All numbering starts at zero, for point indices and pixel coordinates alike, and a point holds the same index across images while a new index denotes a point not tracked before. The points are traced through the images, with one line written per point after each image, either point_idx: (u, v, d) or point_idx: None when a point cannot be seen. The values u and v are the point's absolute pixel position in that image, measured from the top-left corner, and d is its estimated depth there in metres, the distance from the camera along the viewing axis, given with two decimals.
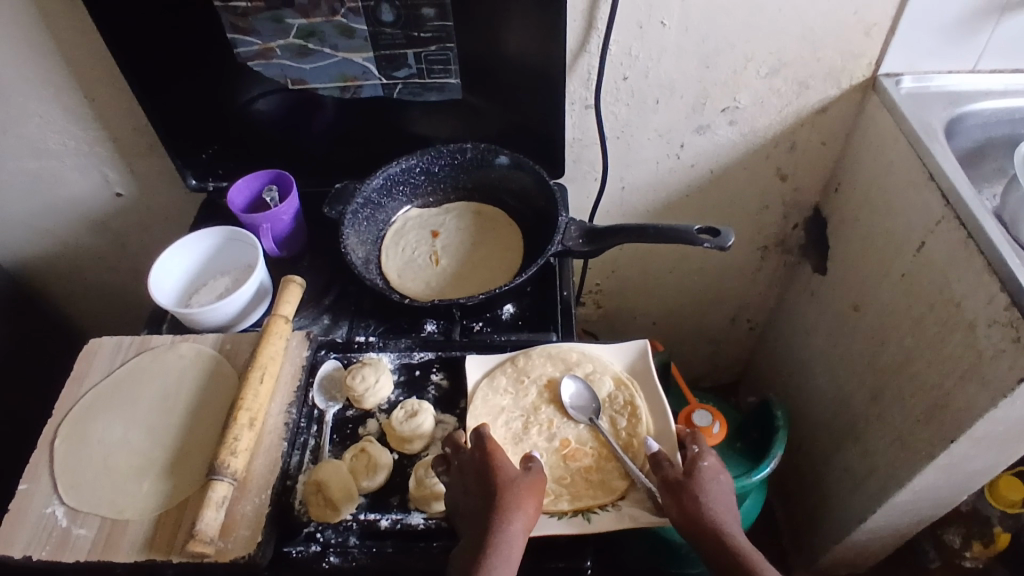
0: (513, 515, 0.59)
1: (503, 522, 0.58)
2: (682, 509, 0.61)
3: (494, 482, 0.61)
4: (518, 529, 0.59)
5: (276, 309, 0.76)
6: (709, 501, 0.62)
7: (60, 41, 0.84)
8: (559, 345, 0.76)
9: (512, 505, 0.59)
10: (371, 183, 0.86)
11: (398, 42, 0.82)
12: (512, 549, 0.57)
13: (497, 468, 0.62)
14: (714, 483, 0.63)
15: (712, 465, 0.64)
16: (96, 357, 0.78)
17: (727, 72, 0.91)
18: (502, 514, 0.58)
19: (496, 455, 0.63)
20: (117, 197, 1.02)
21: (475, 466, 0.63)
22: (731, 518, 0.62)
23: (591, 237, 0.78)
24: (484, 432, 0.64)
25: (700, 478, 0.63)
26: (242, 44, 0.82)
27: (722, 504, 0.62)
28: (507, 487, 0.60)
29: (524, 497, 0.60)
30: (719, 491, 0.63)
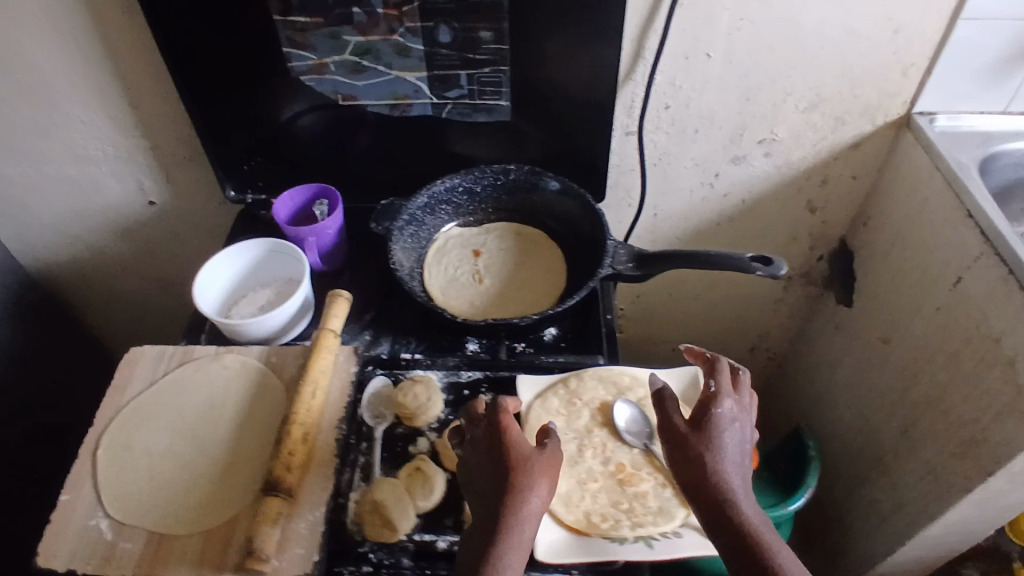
0: (528, 493, 0.58)
1: (516, 504, 0.57)
2: (689, 466, 0.60)
3: (507, 456, 0.60)
4: (537, 505, 0.58)
5: (325, 323, 0.77)
6: (716, 459, 0.60)
7: (113, 46, 0.84)
8: (609, 367, 0.76)
9: (529, 483, 0.59)
10: (416, 200, 0.86)
11: (453, 63, 0.82)
12: (527, 526, 0.58)
13: (510, 443, 0.61)
14: (728, 434, 0.61)
15: (726, 416, 0.62)
16: (138, 365, 0.76)
17: (767, 104, 0.93)
18: (518, 494, 0.58)
19: (508, 427, 0.61)
20: (150, 205, 1.02)
21: (487, 436, 0.62)
22: (741, 476, 0.60)
23: (640, 261, 0.78)
24: (502, 401, 0.63)
25: (711, 431, 0.61)
26: (297, 58, 0.82)
27: (731, 462, 0.60)
28: (523, 463, 0.59)
29: (542, 475, 0.60)
30: (732, 442, 0.61)
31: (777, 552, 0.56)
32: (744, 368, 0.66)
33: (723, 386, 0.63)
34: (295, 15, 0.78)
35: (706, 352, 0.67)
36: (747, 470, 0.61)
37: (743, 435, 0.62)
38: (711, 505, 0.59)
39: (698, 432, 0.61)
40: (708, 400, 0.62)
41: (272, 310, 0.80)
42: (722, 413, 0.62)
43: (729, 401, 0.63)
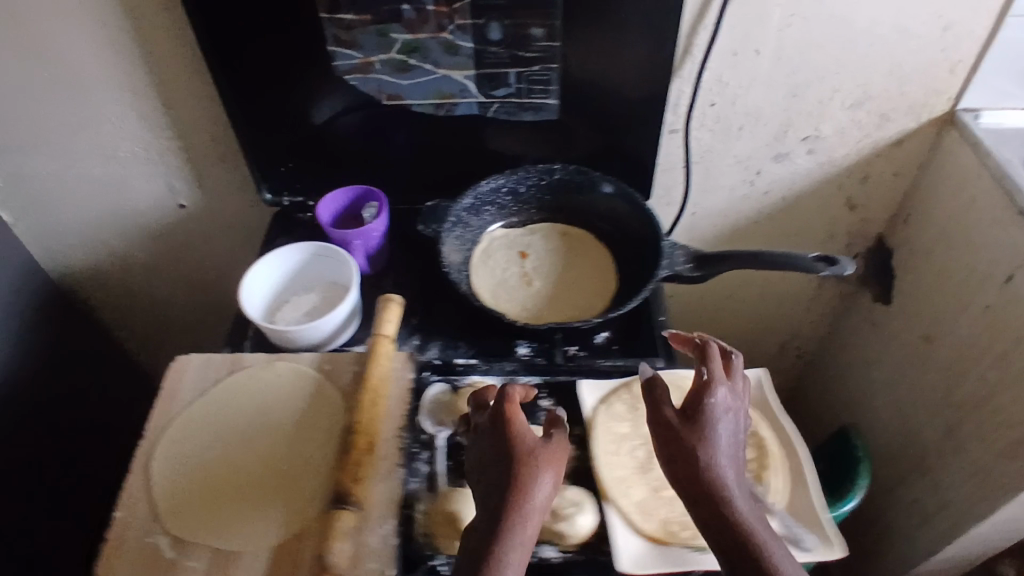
0: (532, 483, 0.57)
1: (520, 493, 0.56)
2: (681, 459, 0.58)
3: (510, 444, 0.59)
4: (541, 496, 0.58)
5: (378, 328, 0.75)
6: (709, 451, 0.58)
7: (149, 46, 0.81)
8: (672, 372, 0.76)
9: (532, 471, 0.58)
10: (463, 201, 0.85)
11: (502, 61, 0.80)
12: (530, 517, 0.56)
13: (514, 430, 0.60)
14: (721, 424, 0.60)
15: (721, 405, 0.60)
16: (186, 374, 0.74)
17: (813, 101, 0.92)
18: (522, 483, 0.57)
19: (511, 416, 0.61)
20: (180, 208, 0.99)
21: (490, 424, 0.61)
22: (734, 468, 0.58)
23: (700, 262, 0.77)
24: (507, 389, 0.63)
25: (703, 421, 0.59)
26: (342, 57, 0.80)
27: (723, 453, 0.58)
28: (525, 451, 0.59)
29: (546, 463, 0.59)
30: (724, 433, 0.60)
31: (770, 546, 0.54)
32: (736, 355, 0.65)
33: (717, 375, 0.62)
34: (343, 12, 0.76)
35: (695, 338, 0.66)
36: (741, 462, 0.60)
37: (735, 426, 0.61)
38: (704, 499, 0.57)
39: (690, 422, 0.60)
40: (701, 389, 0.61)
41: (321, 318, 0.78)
42: (716, 402, 0.60)
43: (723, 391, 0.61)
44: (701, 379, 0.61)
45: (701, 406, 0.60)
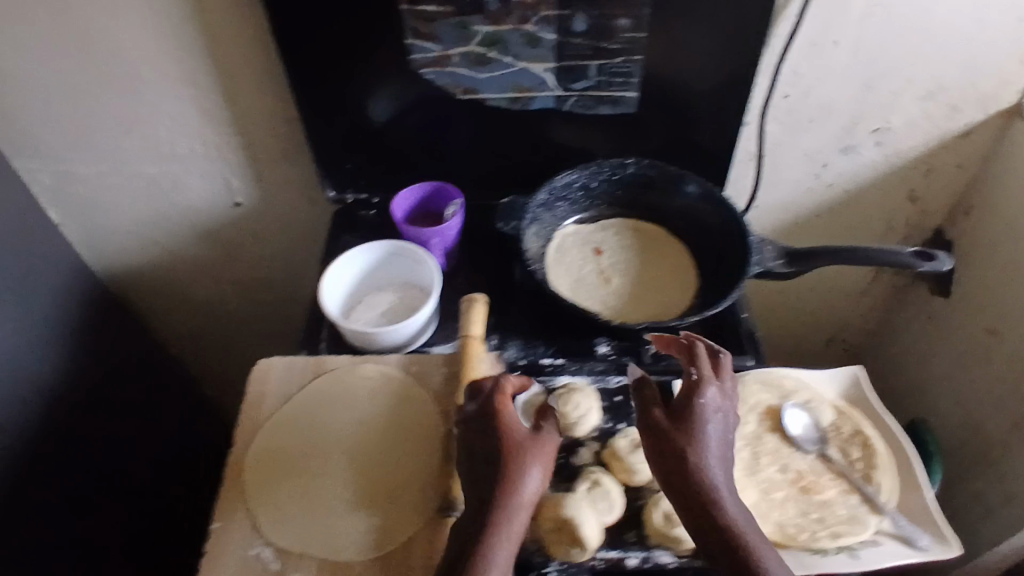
0: (521, 480, 0.56)
1: (508, 490, 0.56)
2: (669, 459, 0.57)
3: (501, 440, 0.58)
4: (529, 494, 0.57)
5: (465, 329, 0.73)
6: (699, 451, 0.57)
7: (214, 41, 0.78)
8: (770, 370, 0.75)
9: (521, 467, 0.57)
10: (539, 198, 0.83)
11: (584, 53, 0.77)
12: (519, 515, 0.55)
13: (504, 425, 0.59)
14: (713, 424, 0.58)
15: (712, 405, 0.59)
16: (270, 378, 0.73)
17: (886, 93, 0.90)
18: (511, 480, 0.56)
19: (502, 411, 0.60)
20: (236, 206, 0.96)
21: (479, 418, 0.60)
22: (725, 471, 0.57)
23: (790, 257, 0.76)
24: (499, 379, 0.61)
25: (693, 420, 0.58)
26: (419, 50, 0.76)
27: (714, 454, 0.57)
28: (515, 447, 0.58)
29: (535, 458, 0.58)
30: (715, 433, 0.58)
31: (763, 554, 0.52)
32: (724, 352, 0.64)
33: (705, 373, 0.60)
34: (424, 3, 0.72)
35: (682, 336, 0.64)
36: (731, 463, 0.58)
37: (727, 425, 0.59)
38: (694, 502, 0.55)
39: (677, 422, 0.58)
40: (691, 388, 0.60)
41: (401, 321, 0.77)
42: (707, 402, 0.59)
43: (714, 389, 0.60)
44: (693, 378, 0.60)
45: (692, 407, 0.58)
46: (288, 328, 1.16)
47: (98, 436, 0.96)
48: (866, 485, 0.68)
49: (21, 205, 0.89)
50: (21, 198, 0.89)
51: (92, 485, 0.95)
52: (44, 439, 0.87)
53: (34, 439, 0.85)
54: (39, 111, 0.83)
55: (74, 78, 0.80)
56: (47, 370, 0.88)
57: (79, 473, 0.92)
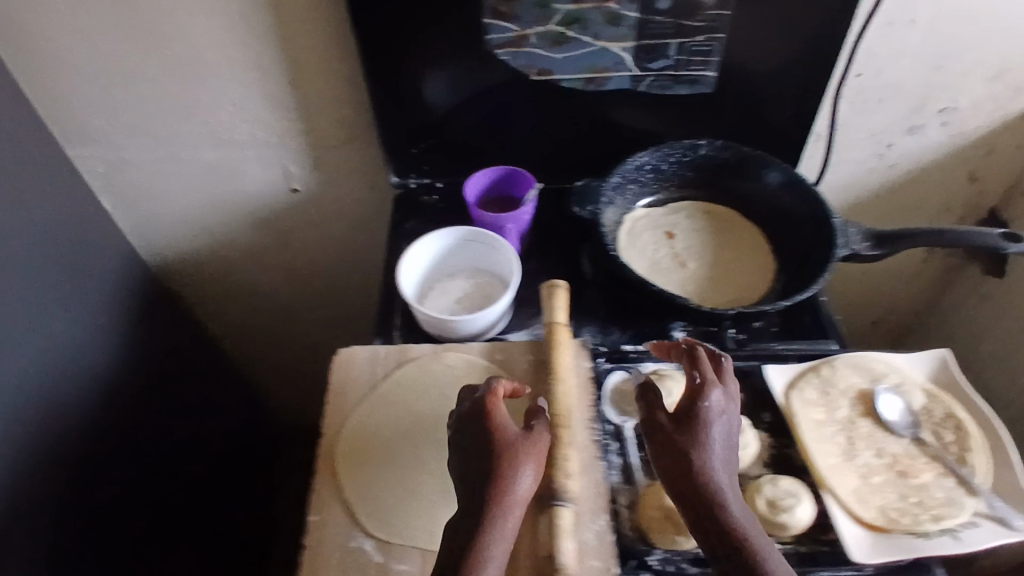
0: (517, 475, 0.56)
1: (505, 486, 0.55)
2: (671, 459, 0.57)
3: (497, 438, 0.58)
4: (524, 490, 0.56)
5: (548, 317, 0.71)
6: (702, 451, 0.57)
7: (282, 21, 0.75)
8: (859, 354, 0.74)
9: (518, 463, 0.57)
10: (612, 181, 0.82)
11: (665, 31, 0.75)
12: (513, 511, 0.55)
13: (499, 423, 0.60)
14: (717, 426, 0.58)
15: (714, 407, 0.59)
16: (354, 367, 0.72)
17: (956, 74, 0.88)
18: (507, 475, 0.56)
19: (497, 409, 0.61)
20: (293, 192, 0.95)
21: (475, 418, 0.61)
22: (728, 472, 0.57)
23: (879, 240, 0.75)
24: (495, 383, 0.63)
25: (697, 421, 0.58)
26: (496, 30, 0.74)
27: (716, 455, 0.57)
28: (511, 444, 0.58)
29: (530, 456, 0.58)
30: (719, 435, 0.58)
31: (766, 553, 0.52)
32: (727, 358, 0.64)
33: (709, 377, 0.61)
34: None
35: (683, 343, 0.65)
36: (734, 466, 0.58)
37: (731, 431, 0.59)
38: (696, 501, 0.55)
39: (681, 423, 0.58)
40: (695, 391, 0.60)
41: (479, 312, 0.75)
42: (709, 404, 0.59)
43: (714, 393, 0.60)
44: (693, 381, 0.60)
45: (691, 409, 0.59)
46: (334, 312, 1.15)
47: (151, 429, 0.95)
48: (962, 467, 0.67)
49: (75, 194, 0.87)
50: (74, 187, 0.87)
51: (148, 477, 0.93)
52: (101, 434, 0.85)
53: (93, 433, 0.84)
54: (96, 97, 0.81)
55: (137, 62, 0.78)
56: (102, 362, 0.87)
57: (136, 466, 0.91)
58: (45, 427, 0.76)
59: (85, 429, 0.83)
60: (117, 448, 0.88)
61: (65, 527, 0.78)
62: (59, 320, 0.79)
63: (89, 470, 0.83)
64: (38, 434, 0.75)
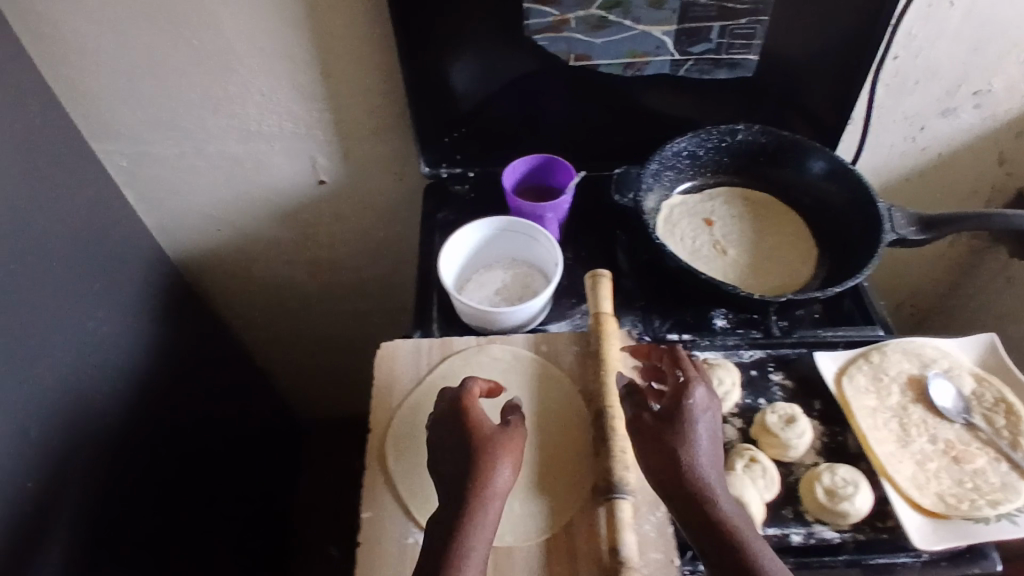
0: (494, 475, 0.56)
1: (482, 487, 0.55)
2: (660, 459, 0.56)
3: (473, 438, 0.58)
4: (502, 485, 0.57)
5: (595, 306, 0.70)
6: (690, 451, 0.55)
7: (314, 8, 0.73)
8: (908, 340, 0.74)
9: (494, 462, 0.57)
10: (650, 167, 0.80)
11: (708, 14, 0.74)
12: (489, 512, 0.55)
13: (474, 422, 0.59)
14: (704, 422, 0.57)
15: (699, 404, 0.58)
16: (397, 361, 0.71)
17: (994, 56, 0.87)
18: (484, 475, 0.56)
19: (473, 409, 0.60)
20: (319, 184, 0.93)
21: (451, 418, 0.60)
22: (717, 469, 0.56)
23: (925, 224, 0.74)
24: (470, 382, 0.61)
25: (684, 418, 0.57)
26: (536, 15, 0.73)
27: (704, 454, 0.55)
28: (488, 443, 0.58)
29: (507, 453, 0.58)
30: (706, 432, 0.57)
31: (756, 551, 0.51)
32: None
33: (692, 373, 0.59)
34: None
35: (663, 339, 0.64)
36: (721, 461, 0.57)
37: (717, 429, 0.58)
38: (687, 501, 0.54)
39: (669, 422, 0.57)
40: (681, 387, 0.58)
41: (520, 304, 0.73)
42: (694, 402, 0.57)
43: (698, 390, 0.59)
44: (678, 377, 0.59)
45: (679, 406, 0.57)
46: (356, 304, 1.14)
47: (175, 426, 0.93)
48: (1015, 451, 0.66)
49: (99, 188, 0.85)
50: (98, 182, 0.85)
51: (176, 474, 0.92)
52: (128, 430, 0.84)
53: (121, 432, 0.82)
54: (121, 88, 0.79)
55: (164, 52, 0.76)
56: (127, 360, 0.85)
57: (163, 465, 0.90)
58: (75, 425, 0.75)
59: (114, 426, 0.81)
60: (143, 444, 0.86)
61: (96, 525, 0.77)
62: (85, 315, 0.78)
63: (119, 466, 0.81)
64: (70, 431, 0.74)
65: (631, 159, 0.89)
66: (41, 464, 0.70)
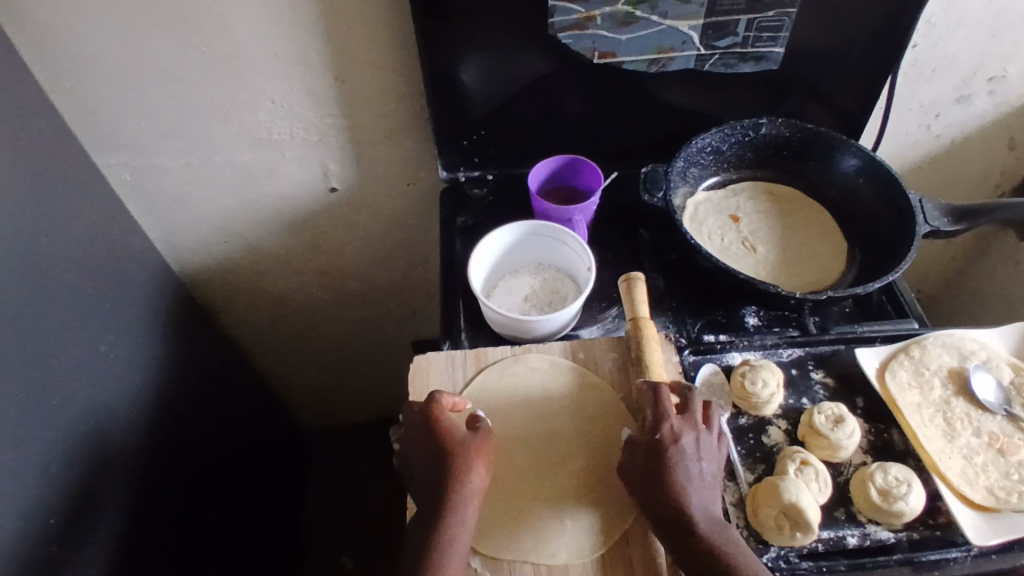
0: (465, 484, 0.59)
1: (452, 498, 0.58)
2: (643, 494, 0.58)
3: (441, 450, 0.60)
4: (475, 491, 0.59)
5: (632, 311, 0.68)
6: (669, 483, 0.57)
7: (329, 11, 0.70)
8: (944, 332, 0.73)
9: (463, 472, 0.59)
10: (677, 164, 0.79)
11: (736, 7, 0.72)
12: (464, 519, 0.58)
13: (442, 442, 0.61)
14: (680, 453, 0.58)
15: (675, 426, 0.59)
16: (432, 373, 0.69)
17: (1011, 43, 0.86)
18: (455, 486, 0.59)
19: (441, 419, 0.62)
20: (331, 191, 0.91)
21: (421, 430, 0.62)
22: (700, 496, 0.57)
23: (958, 216, 0.74)
24: (434, 394, 0.63)
25: (660, 454, 0.58)
26: (561, 12, 0.70)
27: (684, 483, 0.57)
28: (456, 454, 0.60)
29: (477, 461, 0.60)
30: (684, 461, 0.58)
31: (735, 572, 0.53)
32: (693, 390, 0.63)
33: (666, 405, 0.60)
34: None
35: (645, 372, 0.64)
36: (706, 483, 0.58)
37: (705, 451, 0.59)
38: (671, 532, 0.56)
39: (648, 457, 0.59)
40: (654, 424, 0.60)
41: (554, 311, 0.71)
42: (671, 424, 0.59)
43: (674, 416, 0.60)
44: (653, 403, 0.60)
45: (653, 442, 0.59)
46: (365, 310, 1.12)
47: (180, 446, 0.90)
48: None
49: (103, 204, 0.82)
50: (102, 197, 0.82)
51: (184, 494, 0.90)
52: (134, 455, 0.81)
53: (128, 456, 0.80)
54: (125, 99, 0.76)
55: (171, 60, 0.73)
56: (133, 382, 0.82)
57: (168, 486, 0.87)
58: (80, 452, 0.72)
59: (120, 451, 0.78)
60: (150, 466, 0.83)
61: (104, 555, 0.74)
62: (90, 338, 0.74)
63: (124, 496, 0.79)
64: (76, 462, 0.71)
65: (651, 157, 0.88)
66: (49, 497, 0.67)
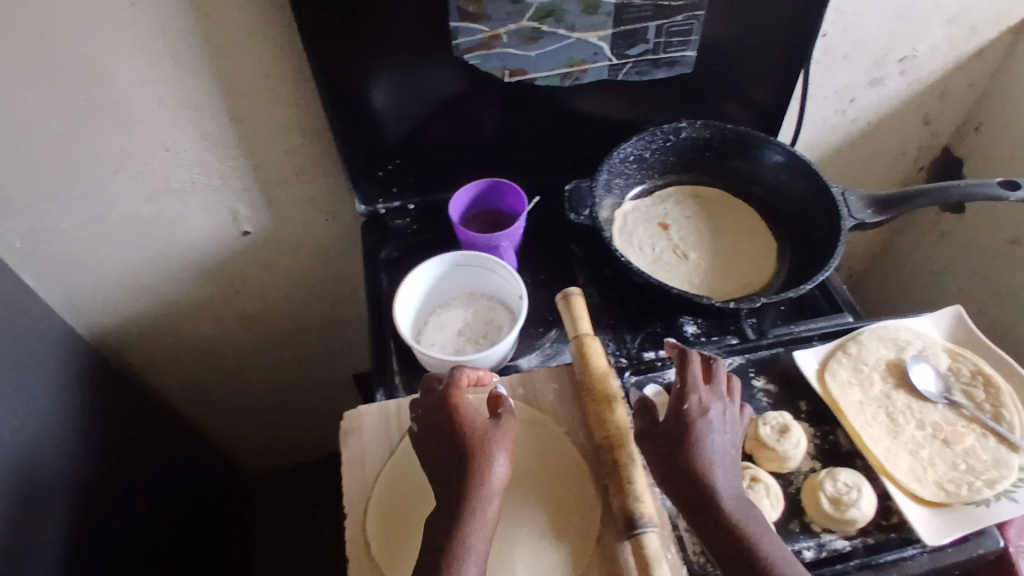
0: (488, 474, 0.55)
1: (475, 486, 0.55)
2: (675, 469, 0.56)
3: (460, 437, 0.57)
4: (502, 479, 0.56)
5: (574, 330, 0.65)
6: (700, 457, 0.55)
7: (216, 50, 0.65)
8: (881, 325, 0.73)
9: (489, 458, 0.56)
10: (602, 177, 0.77)
11: (643, 14, 0.70)
12: (487, 508, 0.55)
13: (464, 425, 0.57)
14: (710, 425, 0.57)
15: (703, 397, 0.58)
16: (364, 431, 0.65)
17: (917, 22, 0.87)
18: (479, 474, 0.55)
19: (460, 400, 0.58)
20: (243, 235, 0.85)
21: (438, 411, 0.58)
22: (727, 469, 0.56)
23: (882, 206, 0.73)
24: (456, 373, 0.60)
25: (692, 427, 0.56)
26: (465, 33, 0.67)
27: (716, 455, 0.56)
28: (478, 439, 0.57)
29: (500, 447, 0.57)
30: (716, 433, 0.57)
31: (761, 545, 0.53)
32: (716, 360, 0.61)
33: (692, 376, 0.59)
34: None
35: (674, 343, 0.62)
36: (733, 457, 0.57)
37: (729, 422, 0.58)
38: (703, 505, 0.54)
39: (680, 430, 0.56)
40: (680, 396, 0.58)
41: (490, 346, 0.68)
42: (700, 395, 0.58)
43: (701, 386, 0.59)
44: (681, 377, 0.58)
45: (687, 416, 0.57)
46: (295, 350, 1.07)
47: (108, 519, 0.84)
48: (1000, 424, 0.66)
49: None
50: None
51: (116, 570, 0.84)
52: (54, 537, 0.74)
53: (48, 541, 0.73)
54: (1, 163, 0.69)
55: (47, 116, 0.67)
56: (47, 460, 0.76)
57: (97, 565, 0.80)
58: None
59: (40, 544, 0.72)
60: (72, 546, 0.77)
61: None
62: None
63: None
64: None
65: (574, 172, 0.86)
66: None
